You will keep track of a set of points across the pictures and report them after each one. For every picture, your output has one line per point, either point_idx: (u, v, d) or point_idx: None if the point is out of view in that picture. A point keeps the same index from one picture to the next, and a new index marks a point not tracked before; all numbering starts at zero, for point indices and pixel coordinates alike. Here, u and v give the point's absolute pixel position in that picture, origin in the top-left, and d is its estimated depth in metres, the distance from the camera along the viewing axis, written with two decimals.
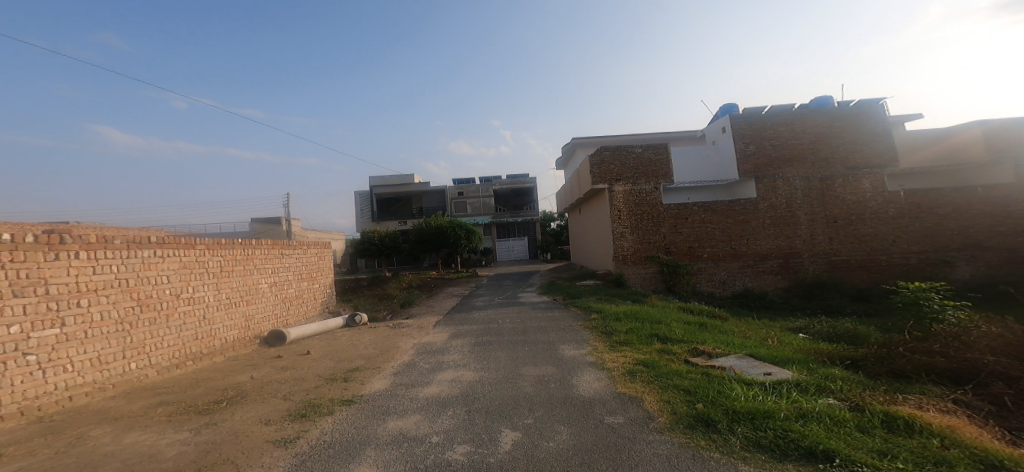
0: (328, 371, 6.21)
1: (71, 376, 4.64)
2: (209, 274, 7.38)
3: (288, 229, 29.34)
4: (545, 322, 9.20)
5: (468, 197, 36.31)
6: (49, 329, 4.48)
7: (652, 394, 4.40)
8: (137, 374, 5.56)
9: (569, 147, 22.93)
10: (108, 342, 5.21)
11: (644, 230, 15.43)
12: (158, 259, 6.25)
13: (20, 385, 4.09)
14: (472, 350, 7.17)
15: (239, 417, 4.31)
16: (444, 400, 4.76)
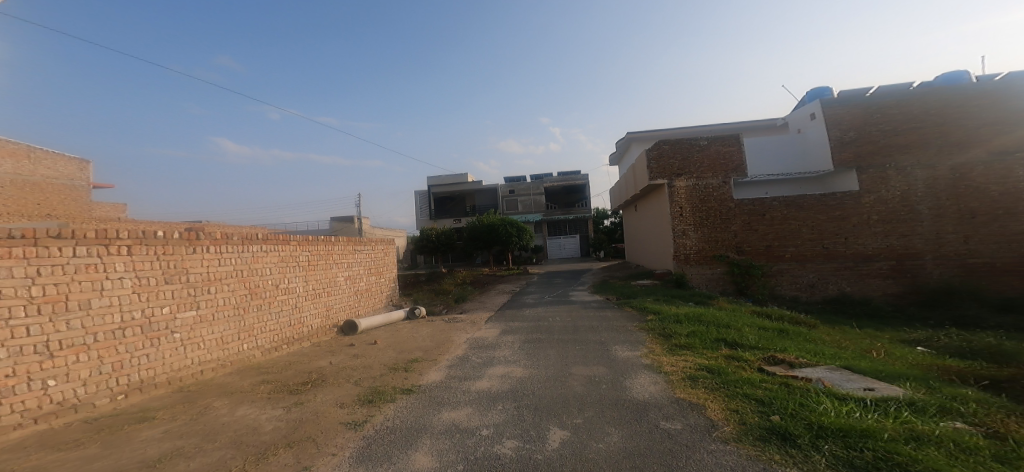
0: (391, 361, 6.62)
1: (202, 353, 5.50)
2: (299, 267, 8.19)
3: (358, 227, 31.60)
4: (598, 321, 9.01)
5: (519, 194, 36.56)
6: (188, 311, 5.33)
7: (716, 402, 4.13)
8: (247, 354, 6.36)
9: (624, 143, 22.17)
10: (228, 325, 6.04)
11: (711, 227, 14.42)
12: (263, 253, 7.05)
13: (169, 359, 4.97)
14: (523, 346, 7.23)
15: (319, 399, 4.75)
16: (495, 395, 4.87)
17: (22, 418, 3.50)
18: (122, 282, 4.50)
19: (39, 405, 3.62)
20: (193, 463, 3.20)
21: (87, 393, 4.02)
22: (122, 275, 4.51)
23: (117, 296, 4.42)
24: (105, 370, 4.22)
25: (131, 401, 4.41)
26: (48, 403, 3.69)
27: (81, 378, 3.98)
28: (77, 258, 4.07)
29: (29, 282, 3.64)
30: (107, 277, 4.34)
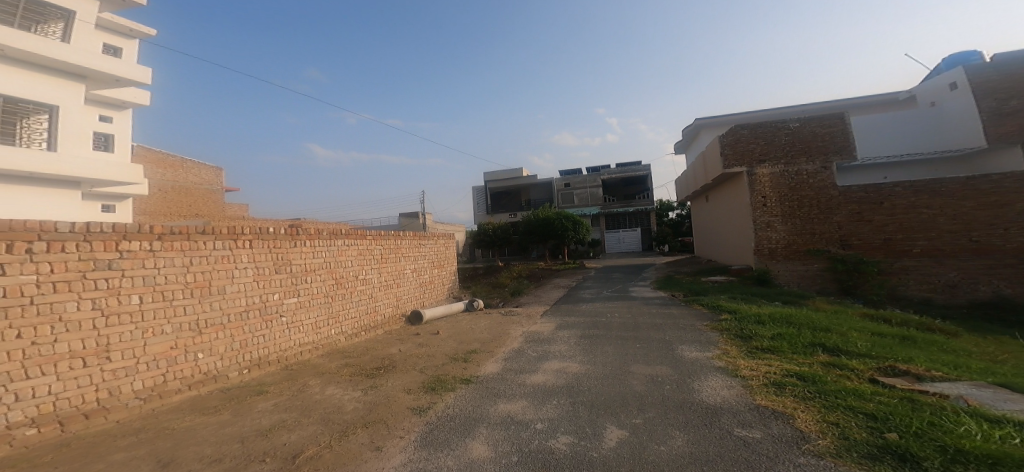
0: (452, 351, 6.88)
1: (302, 336, 6.16)
2: (375, 258, 8.46)
3: (422, 222, 33.16)
4: (661, 319, 8.57)
5: (575, 188, 35.72)
6: (291, 298, 6.01)
7: (808, 413, 3.73)
8: (334, 339, 6.89)
9: (691, 129, 20.75)
10: (320, 312, 6.61)
11: (803, 218, 12.97)
12: (346, 248, 7.46)
13: (278, 340, 5.67)
14: (579, 342, 7.13)
15: (391, 383, 5.05)
16: (550, 389, 4.85)
17: (181, 382, 4.39)
18: (246, 271, 5.29)
19: (191, 373, 4.49)
20: (293, 435, 3.61)
21: (223, 365, 4.87)
22: (246, 265, 5.30)
23: (241, 284, 5.21)
24: (236, 346, 5.06)
25: (252, 375, 5.19)
26: (196, 373, 4.55)
27: (218, 353, 4.82)
28: (215, 250, 4.91)
29: (184, 270, 4.52)
30: (235, 267, 5.15)
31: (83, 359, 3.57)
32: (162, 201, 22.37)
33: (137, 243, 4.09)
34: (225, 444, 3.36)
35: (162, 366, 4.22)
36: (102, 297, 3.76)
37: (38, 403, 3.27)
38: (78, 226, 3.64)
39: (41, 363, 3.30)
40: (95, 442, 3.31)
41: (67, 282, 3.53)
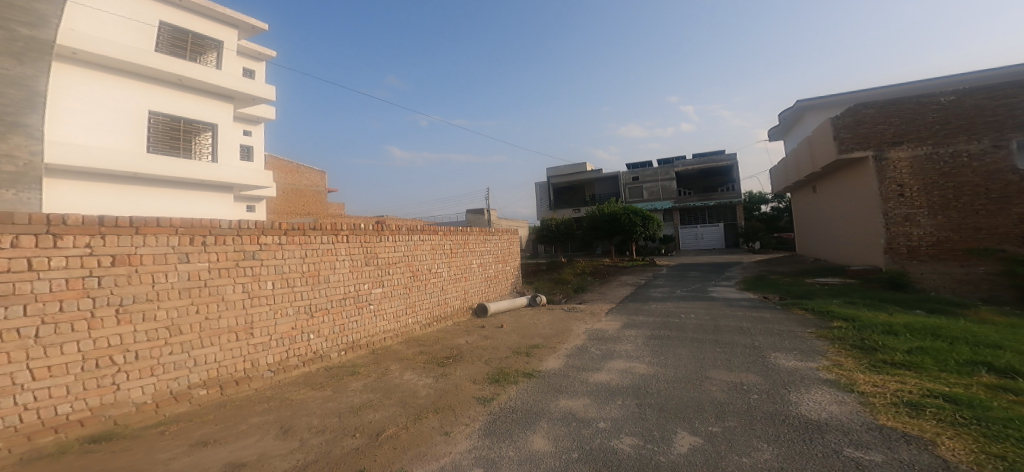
0: (515, 345, 6.99)
1: (385, 323, 6.27)
2: (444, 253, 8.01)
3: (487, 218, 34.03)
4: (747, 323, 7.86)
5: (644, 181, 34.12)
6: (375, 288, 6.07)
7: (950, 439, 3.12)
8: (411, 328, 6.85)
9: (793, 111, 18.43)
10: (396, 302, 6.48)
11: (960, 210, 10.41)
12: (422, 243, 7.06)
13: (367, 326, 5.89)
14: (648, 343, 6.82)
15: (459, 373, 5.21)
16: (615, 389, 4.72)
17: (297, 359, 4.90)
18: (342, 263, 5.59)
19: (304, 352, 4.98)
20: (378, 414, 3.93)
21: (328, 346, 5.32)
22: (343, 257, 5.60)
23: (342, 274, 5.55)
24: (337, 329, 5.44)
25: (348, 356, 5.56)
26: (308, 351, 5.03)
27: (323, 335, 5.25)
28: (322, 244, 5.32)
29: (302, 261, 5.04)
30: (335, 258, 5.48)
31: (235, 334, 4.28)
32: (284, 201, 25.52)
33: (271, 237, 4.71)
34: (328, 417, 3.80)
35: (285, 344, 4.78)
36: (247, 283, 4.43)
37: (205, 369, 4.00)
38: (233, 223, 4.33)
39: (211, 335, 4.07)
40: (241, 406, 3.95)
41: (227, 269, 4.26)
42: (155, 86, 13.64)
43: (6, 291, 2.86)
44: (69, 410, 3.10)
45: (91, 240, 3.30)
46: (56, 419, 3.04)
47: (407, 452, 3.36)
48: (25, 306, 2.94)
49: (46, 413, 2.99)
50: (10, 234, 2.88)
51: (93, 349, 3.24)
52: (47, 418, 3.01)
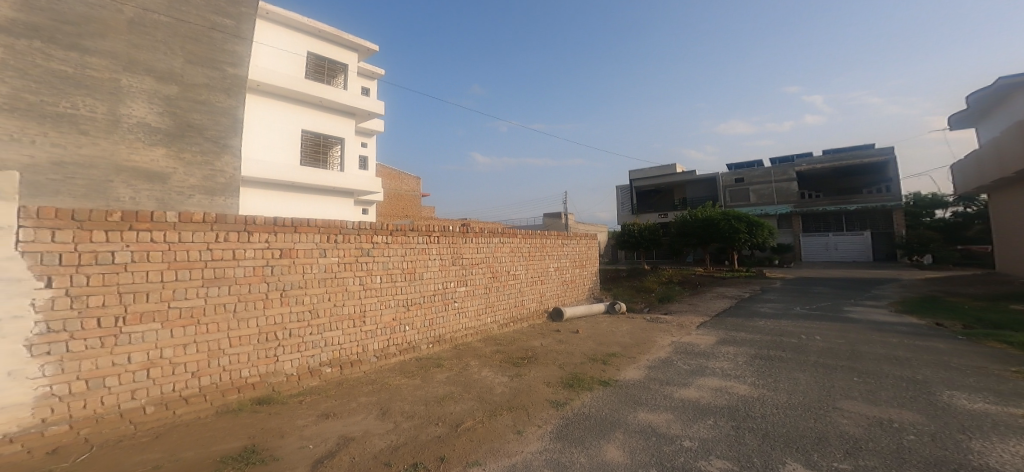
0: (590, 351, 6.85)
1: (466, 320, 6.30)
2: (524, 256, 7.78)
3: (564, 222, 33.77)
4: (901, 353, 6.56)
5: (751, 182, 31.05)
6: (459, 287, 6.14)
7: None
8: (489, 327, 6.77)
9: (998, 93, 14.42)
10: (477, 301, 6.53)
11: None
12: (501, 244, 7.00)
13: (451, 322, 5.97)
14: (747, 362, 6.16)
15: (533, 374, 5.22)
16: (705, 407, 4.37)
17: (394, 348, 5.18)
18: (434, 262, 5.72)
19: (401, 342, 5.24)
20: (458, 406, 4.09)
21: (420, 337, 5.51)
22: (435, 258, 5.72)
23: (433, 273, 5.67)
24: (425, 323, 5.59)
25: (434, 349, 5.67)
26: (403, 341, 5.28)
27: (416, 327, 5.44)
28: (419, 244, 5.50)
29: (403, 259, 5.28)
30: (428, 258, 5.62)
31: (352, 321, 4.71)
32: (389, 204, 27.81)
33: (381, 237, 5.03)
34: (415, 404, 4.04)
35: (388, 332, 5.10)
36: (363, 276, 4.83)
37: (331, 349, 4.52)
38: (357, 224, 4.77)
39: (337, 321, 4.56)
40: (353, 386, 4.37)
41: (350, 264, 4.71)
42: (303, 107, 14.64)
43: (217, 275, 3.71)
44: (248, 374, 3.87)
45: (269, 236, 4.06)
46: (240, 381, 3.81)
47: (482, 446, 3.51)
48: (229, 287, 3.78)
49: (234, 375, 3.78)
50: (225, 231, 3.77)
51: (263, 325, 3.99)
52: (234, 379, 3.79)
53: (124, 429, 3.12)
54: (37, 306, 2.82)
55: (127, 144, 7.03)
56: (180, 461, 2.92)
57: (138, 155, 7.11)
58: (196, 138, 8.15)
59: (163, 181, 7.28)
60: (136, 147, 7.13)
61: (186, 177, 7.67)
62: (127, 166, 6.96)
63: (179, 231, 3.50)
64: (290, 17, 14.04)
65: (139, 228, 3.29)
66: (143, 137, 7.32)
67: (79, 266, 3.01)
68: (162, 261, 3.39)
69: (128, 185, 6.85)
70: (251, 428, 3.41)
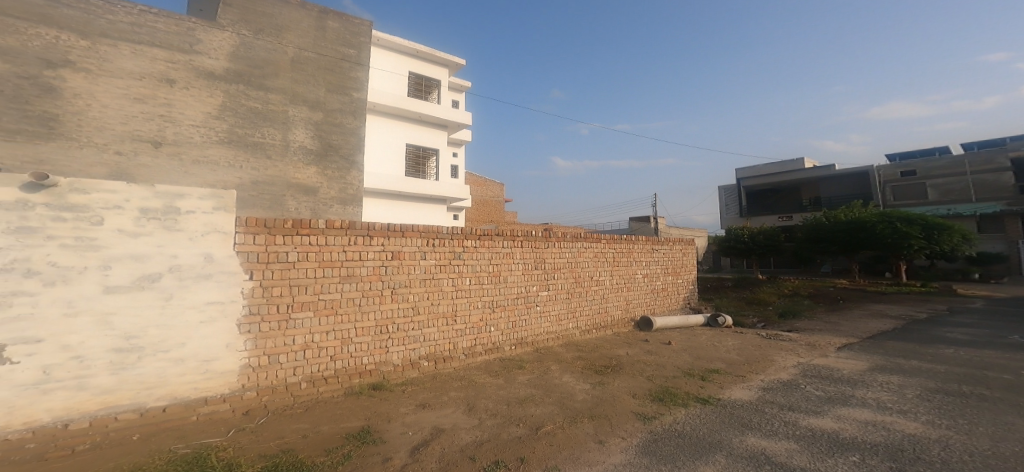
0: (686, 365, 6.31)
1: (549, 324, 6.23)
2: (609, 262, 7.46)
3: (654, 227, 31.83)
4: None
5: (927, 176, 25.33)
6: (543, 291, 6.12)
7: None
8: (571, 333, 6.60)
9: None
10: (560, 305, 6.45)
11: None
12: (584, 250, 6.85)
13: (534, 325, 5.98)
14: (911, 393, 5.01)
15: (618, 383, 4.96)
16: (845, 442, 3.67)
17: (481, 347, 5.37)
18: (517, 266, 5.79)
19: (486, 342, 5.40)
20: (538, 409, 4.10)
21: (504, 338, 5.62)
22: (518, 262, 5.79)
23: (516, 276, 5.76)
24: (509, 324, 5.69)
25: (517, 351, 5.74)
26: (488, 341, 5.44)
27: (500, 329, 5.57)
28: (503, 248, 5.64)
29: (488, 263, 5.44)
30: (512, 261, 5.72)
31: (445, 319, 4.99)
32: (475, 211, 29.22)
33: (470, 241, 5.26)
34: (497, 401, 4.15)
35: (476, 332, 5.30)
36: (455, 278, 5.08)
37: (428, 345, 4.84)
38: (451, 229, 5.05)
39: (433, 319, 4.88)
40: (445, 381, 4.62)
41: (444, 266, 5.00)
42: (405, 123, 15.14)
43: (349, 272, 4.27)
44: (368, 361, 4.37)
45: (384, 240, 4.51)
46: (362, 367, 4.32)
47: (562, 452, 3.48)
48: (355, 284, 4.31)
49: (357, 361, 4.30)
50: (357, 233, 4.34)
51: (379, 319, 4.46)
52: (358, 365, 4.31)
53: (287, 399, 3.84)
54: (244, 293, 3.69)
55: (293, 165, 12.03)
56: (320, 433, 3.54)
57: (300, 174, 12.15)
58: (333, 158, 12.81)
59: (315, 192, 12.34)
60: (298, 167, 12.13)
61: (327, 189, 12.59)
62: (295, 182, 12.03)
63: (326, 235, 4.16)
64: (393, 40, 14.60)
65: (304, 233, 4.03)
66: (302, 157, 12.25)
67: (266, 263, 3.81)
68: (313, 261, 4.07)
69: (294, 198, 11.94)
70: (368, 410, 3.86)
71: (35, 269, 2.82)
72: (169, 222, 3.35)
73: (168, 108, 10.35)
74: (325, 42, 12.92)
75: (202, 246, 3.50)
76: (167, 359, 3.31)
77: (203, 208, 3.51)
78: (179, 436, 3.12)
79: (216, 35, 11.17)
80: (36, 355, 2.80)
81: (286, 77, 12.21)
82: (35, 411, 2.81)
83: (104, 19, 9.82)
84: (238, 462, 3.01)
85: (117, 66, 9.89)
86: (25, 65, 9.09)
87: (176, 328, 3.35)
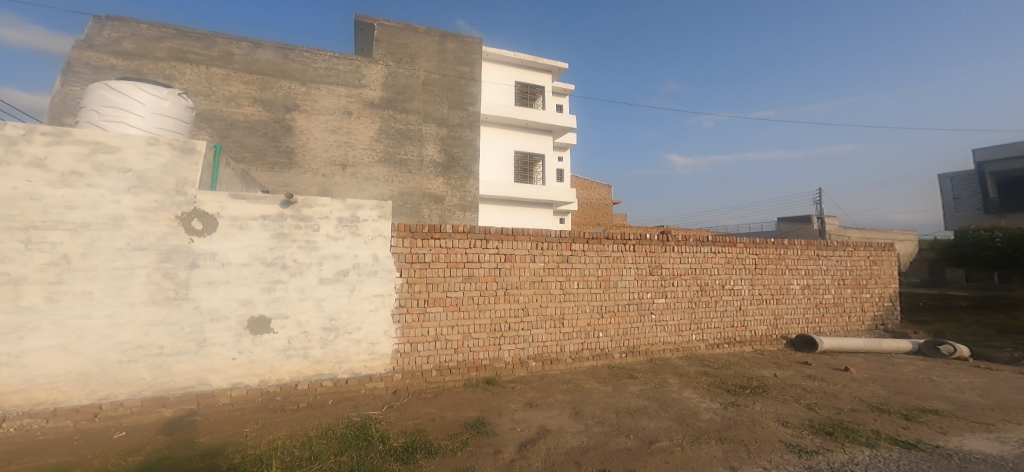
0: (875, 396, 4.65)
1: (666, 334, 5.68)
2: (746, 270, 6.39)
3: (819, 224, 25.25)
4: None
5: None
6: (659, 298, 5.64)
7: None
8: (694, 346, 5.83)
9: None
10: (682, 315, 5.82)
11: None
12: (712, 255, 6.07)
13: (648, 334, 5.54)
14: None
15: (761, 408, 4.06)
16: None
17: (589, 352, 5.24)
18: (629, 270, 5.49)
19: (594, 347, 5.24)
20: (652, 423, 3.78)
21: (613, 345, 5.35)
22: (630, 266, 5.49)
23: (628, 281, 5.47)
24: (620, 331, 5.40)
25: (628, 360, 5.40)
26: (596, 347, 5.26)
27: (609, 335, 5.34)
28: (614, 252, 5.43)
29: (597, 266, 5.31)
30: (624, 265, 5.46)
31: (552, 322, 5.05)
32: (581, 213, 26.57)
33: (578, 244, 5.24)
34: (606, 410, 3.96)
35: (584, 336, 5.21)
36: (562, 281, 5.12)
37: (536, 345, 4.98)
38: (559, 232, 5.12)
39: (540, 321, 5.00)
40: (552, 382, 4.66)
41: (552, 269, 5.09)
42: (512, 131, 15.59)
43: (469, 273, 4.76)
44: (482, 356, 4.76)
45: (497, 243, 4.88)
46: (475, 362, 4.71)
47: None
48: (474, 284, 4.77)
49: (473, 356, 4.72)
50: (476, 238, 4.80)
51: (493, 317, 4.82)
52: (473, 360, 4.72)
53: (421, 384, 4.48)
54: (396, 288, 4.52)
55: (425, 177, 14.07)
56: (445, 418, 4.04)
57: (432, 185, 14.14)
58: (456, 170, 14.48)
59: (440, 200, 14.15)
60: (429, 178, 14.12)
61: (450, 197, 14.28)
62: (427, 192, 14.04)
63: (452, 239, 4.72)
64: (500, 53, 15.16)
65: (437, 238, 4.68)
66: (432, 171, 14.20)
67: (411, 263, 4.57)
68: (443, 261, 4.68)
69: (428, 205, 14.00)
70: (481, 403, 4.19)
71: (283, 264, 4.17)
72: (352, 228, 4.39)
73: (349, 135, 13.16)
74: (446, 63, 14.60)
75: (371, 248, 4.45)
76: (351, 339, 4.40)
77: (374, 217, 4.47)
78: (354, 405, 4.14)
79: (373, 69, 13.67)
80: (284, 328, 4.19)
81: (421, 99, 14.29)
82: (281, 373, 4.20)
83: (312, 67, 12.88)
84: (389, 434, 3.82)
85: (321, 105, 12.87)
86: (274, 112, 12.25)
87: (356, 313, 4.41)
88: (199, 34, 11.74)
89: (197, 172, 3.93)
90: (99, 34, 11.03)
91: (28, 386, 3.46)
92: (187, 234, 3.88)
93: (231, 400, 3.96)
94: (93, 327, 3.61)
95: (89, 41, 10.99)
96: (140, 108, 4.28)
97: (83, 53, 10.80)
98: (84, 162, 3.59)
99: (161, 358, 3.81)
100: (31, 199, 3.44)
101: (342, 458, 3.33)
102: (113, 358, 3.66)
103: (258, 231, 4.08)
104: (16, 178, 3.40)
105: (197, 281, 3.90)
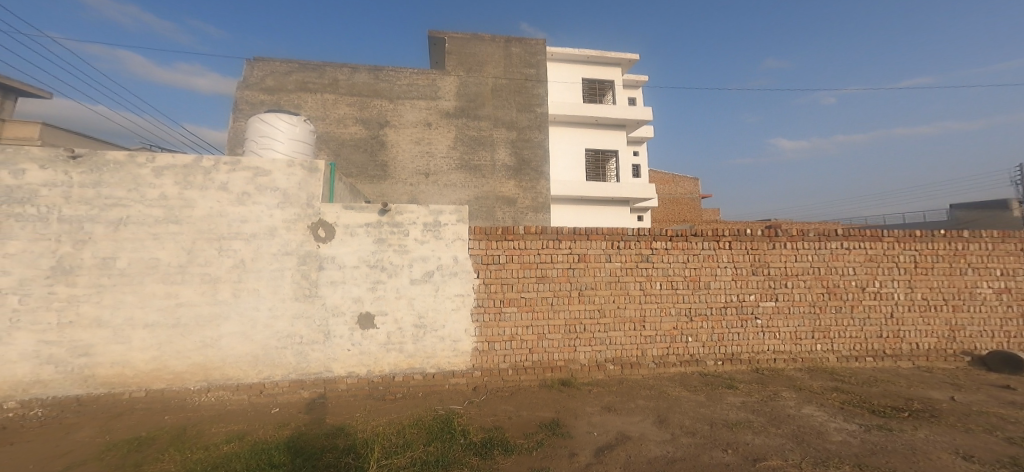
0: None
1: (776, 343, 4.94)
2: (900, 270, 5.12)
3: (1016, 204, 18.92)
4: None
5: None
6: (766, 301, 4.97)
7: None
8: (820, 357, 4.93)
9: None
10: (800, 322, 4.98)
11: None
12: (844, 251, 5.08)
13: (752, 341, 4.91)
14: None
15: (926, 436, 3.07)
16: None
17: (677, 358, 4.87)
18: (725, 270, 4.98)
19: (682, 352, 4.86)
20: (759, 439, 3.15)
21: (706, 351, 4.88)
22: (725, 265, 4.98)
23: (723, 282, 4.96)
24: (715, 337, 4.91)
25: (728, 369, 4.86)
26: (686, 353, 4.87)
27: (701, 340, 4.89)
28: (704, 250, 4.99)
29: (684, 266, 4.95)
30: (718, 265, 4.98)
31: (634, 324, 4.85)
32: (664, 210, 24.36)
33: (660, 242, 4.96)
34: (699, 422, 3.50)
35: (671, 340, 4.87)
36: (643, 281, 4.90)
37: (614, 348, 4.82)
38: (637, 230, 4.94)
39: (621, 322, 4.84)
40: (633, 387, 4.46)
41: (631, 269, 4.91)
42: (583, 129, 15.78)
43: (543, 273, 4.82)
44: (559, 356, 4.75)
45: (571, 243, 4.87)
46: (552, 362, 4.74)
47: None
48: (548, 285, 4.81)
49: (549, 357, 4.74)
50: (548, 238, 4.86)
51: (568, 318, 4.80)
52: (549, 360, 4.75)
53: (499, 382, 4.62)
54: (474, 288, 4.76)
55: (499, 180, 14.25)
56: (521, 416, 3.92)
57: (505, 187, 14.27)
58: (527, 171, 14.50)
59: (512, 202, 14.25)
60: (501, 181, 14.28)
61: (524, 198, 14.35)
62: (500, 195, 14.22)
63: (525, 240, 4.85)
64: (567, 52, 15.47)
65: (510, 239, 4.84)
66: (505, 174, 14.35)
67: (486, 264, 4.79)
68: (517, 262, 4.82)
69: (503, 208, 14.16)
70: (558, 405, 4.06)
71: (383, 266, 4.70)
72: (435, 232, 4.80)
73: (429, 144, 13.90)
74: (512, 67, 14.86)
75: (452, 250, 4.79)
76: (437, 336, 4.70)
77: (454, 221, 4.84)
78: (441, 399, 4.32)
79: (447, 81, 14.30)
80: (386, 324, 4.66)
81: (491, 104, 14.58)
82: (383, 365, 4.63)
83: (397, 85, 13.93)
84: (469, 428, 3.65)
85: (406, 118, 13.83)
86: (370, 127, 13.47)
87: (441, 311, 4.72)
88: (316, 65, 13.34)
89: (319, 187, 4.71)
90: (251, 75, 13.01)
91: (223, 363, 4.45)
92: (314, 241, 4.64)
93: (348, 386, 4.53)
94: (259, 318, 4.51)
95: (247, 81, 13.01)
96: (280, 136, 5.52)
97: (242, 93, 12.86)
98: (249, 184, 4.61)
99: (301, 345, 4.55)
100: (220, 216, 4.53)
101: (426, 449, 3.06)
102: (272, 344, 4.51)
103: (364, 238, 4.70)
104: (211, 200, 4.53)
105: (323, 281, 4.61)
